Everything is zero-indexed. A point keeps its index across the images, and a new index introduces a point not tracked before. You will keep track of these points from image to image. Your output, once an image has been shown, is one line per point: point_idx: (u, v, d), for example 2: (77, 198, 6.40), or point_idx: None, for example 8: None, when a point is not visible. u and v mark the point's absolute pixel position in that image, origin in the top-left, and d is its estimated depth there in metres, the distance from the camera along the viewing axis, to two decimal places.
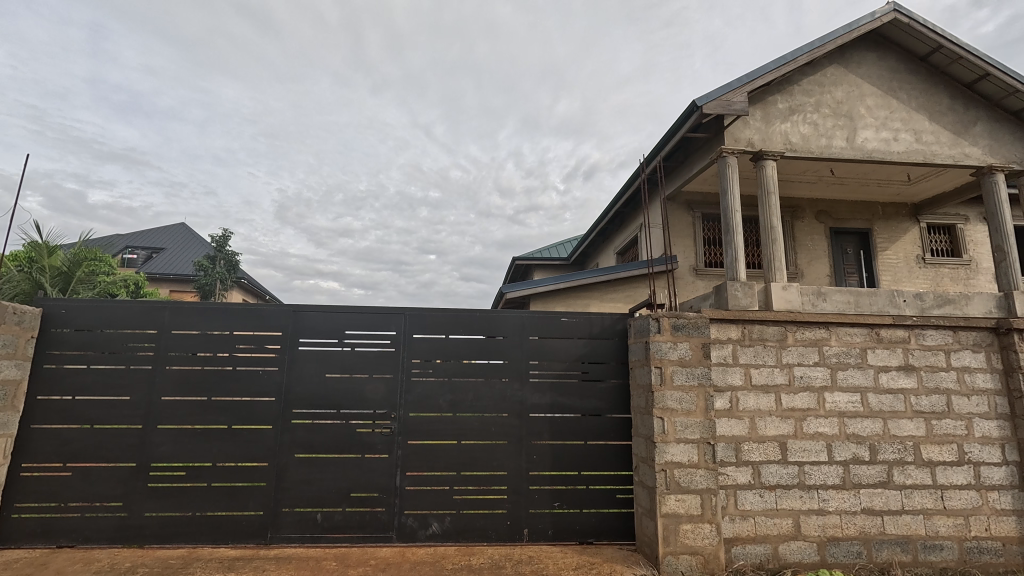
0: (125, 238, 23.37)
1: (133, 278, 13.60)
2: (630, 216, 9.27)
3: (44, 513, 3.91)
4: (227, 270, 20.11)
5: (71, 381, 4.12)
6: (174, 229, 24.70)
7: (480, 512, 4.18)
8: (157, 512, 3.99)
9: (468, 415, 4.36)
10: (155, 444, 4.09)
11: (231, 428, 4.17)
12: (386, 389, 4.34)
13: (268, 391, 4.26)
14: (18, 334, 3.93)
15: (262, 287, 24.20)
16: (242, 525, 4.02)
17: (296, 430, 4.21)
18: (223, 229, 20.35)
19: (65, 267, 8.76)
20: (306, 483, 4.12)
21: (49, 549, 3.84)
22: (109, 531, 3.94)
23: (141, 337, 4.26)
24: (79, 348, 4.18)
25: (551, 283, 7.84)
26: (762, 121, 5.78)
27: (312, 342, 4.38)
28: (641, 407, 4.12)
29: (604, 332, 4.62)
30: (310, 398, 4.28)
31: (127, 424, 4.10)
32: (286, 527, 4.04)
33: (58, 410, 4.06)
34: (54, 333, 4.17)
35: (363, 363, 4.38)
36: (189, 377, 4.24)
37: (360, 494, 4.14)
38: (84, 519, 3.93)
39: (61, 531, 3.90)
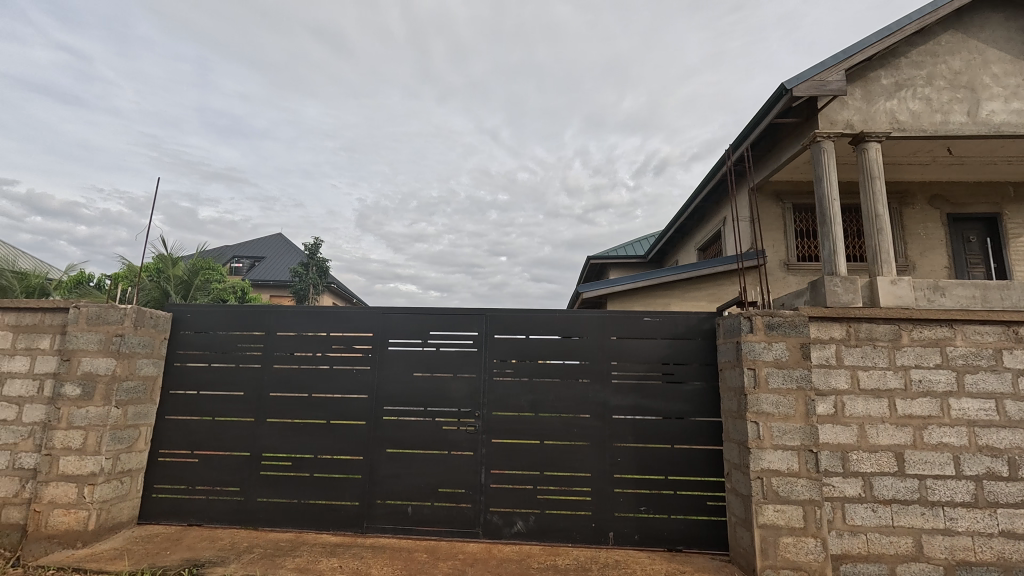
0: (232, 249, 25.93)
1: (241, 285, 15.08)
2: (712, 209, 8.84)
3: (176, 494, 4.42)
4: (318, 276, 21.62)
5: (196, 377, 4.63)
6: (274, 239, 27.08)
7: (563, 513, 4.17)
8: (268, 498, 4.37)
9: (550, 416, 4.36)
10: (265, 436, 4.48)
11: (329, 423, 4.47)
12: (469, 388, 4.45)
13: (361, 389, 4.52)
14: (154, 336, 4.48)
15: (348, 292, 25.84)
16: (340, 513, 4.30)
17: (387, 426, 4.43)
18: (315, 238, 21.94)
19: (185, 277, 10.03)
20: (398, 477, 4.32)
21: (181, 526, 4.34)
22: (228, 513, 4.37)
23: (250, 338, 4.70)
24: (201, 348, 4.69)
25: (627, 282, 7.66)
26: (863, 100, 5.29)
27: (400, 343, 4.59)
28: (732, 410, 3.92)
29: (689, 331, 4.43)
30: (399, 396, 4.48)
31: (242, 417, 4.54)
32: (379, 518, 4.26)
33: (186, 402, 4.58)
34: (182, 335, 4.71)
35: (447, 362, 4.52)
36: (292, 376, 4.59)
37: (447, 490, 4.27)
38: (208, 502, 4.39)
39: (189, 511, 4.38)
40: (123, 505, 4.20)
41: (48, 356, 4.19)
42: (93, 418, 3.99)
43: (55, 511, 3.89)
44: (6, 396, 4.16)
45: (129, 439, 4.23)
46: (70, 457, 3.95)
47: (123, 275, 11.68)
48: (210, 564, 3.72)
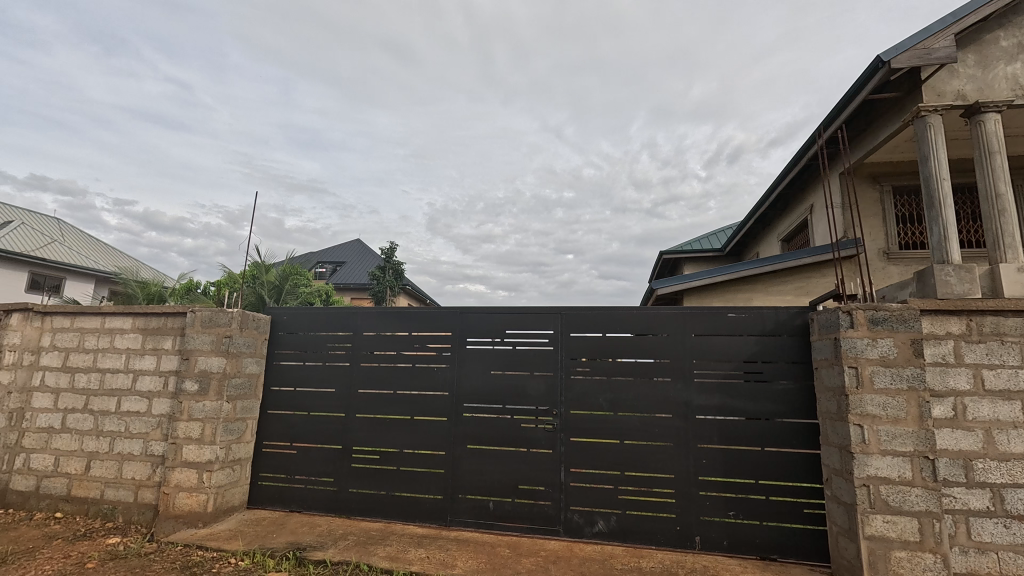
0: (316, 255, 27.70)
1: (325, 289, 16.07)
2: (797, 197, 8.26)
3: (279, 483, 4.80)
4: (394, 278, 22.30)
5: (293, 374, 5.00)
6: (353, 245, 28.61)
7: (646, 514, 4.08)
8: (359, 489, 4.63)
9: (630, 415, 4.28)
10: (355, 430, 4.75)
11: (413, 419, 4.66)
12: (546, 387, 4.47)
13: (442, 387, 4.67)
14: (257, 337, 4.90)
15: (422, 293, 26.79)
16: (426, 506, 4.47)
17: (467, 423, 4.55)
18: (390, 242, 22.93)
19: (277, 282, 10.87)
20: (479, 473, 4.43)
21: (284, 512, 4.71)
22: (324, 502, 4.68)
23: (339, 338, 5.00)
24: (297, 348, 5.06)
25: (705, 277, 7.33)
26: (977, 67, 4.73)
27: (478, 342, 4.69)
28: (832, 412, 3.64)
29: (779, 328, 4.16)
30: (478, 393, 4.59)
31: (334, 412, 4.84)
32: (462, 512, 4.39)
33: (285, 398, 4.96)
34: (280, 335, 5.11)
35: (524, 360, 4.56)
36: (378, 373, 4.84)
37: (527, 487, 4.31)
38: (307, 490, 4.73)
39: (291, 499, 4.74)
40: (235, 491, 4.63)
41: (171, 355, 4.71)
42: (208, 411, 4.42)
43: (180, 493, 4.36)
44: (138, 391, 4.71)
45: (238, 431, 4.65)
46: (191, 446, 4.41)
47: (226, 282, 12.84)
48: (310, 548, 4.01)
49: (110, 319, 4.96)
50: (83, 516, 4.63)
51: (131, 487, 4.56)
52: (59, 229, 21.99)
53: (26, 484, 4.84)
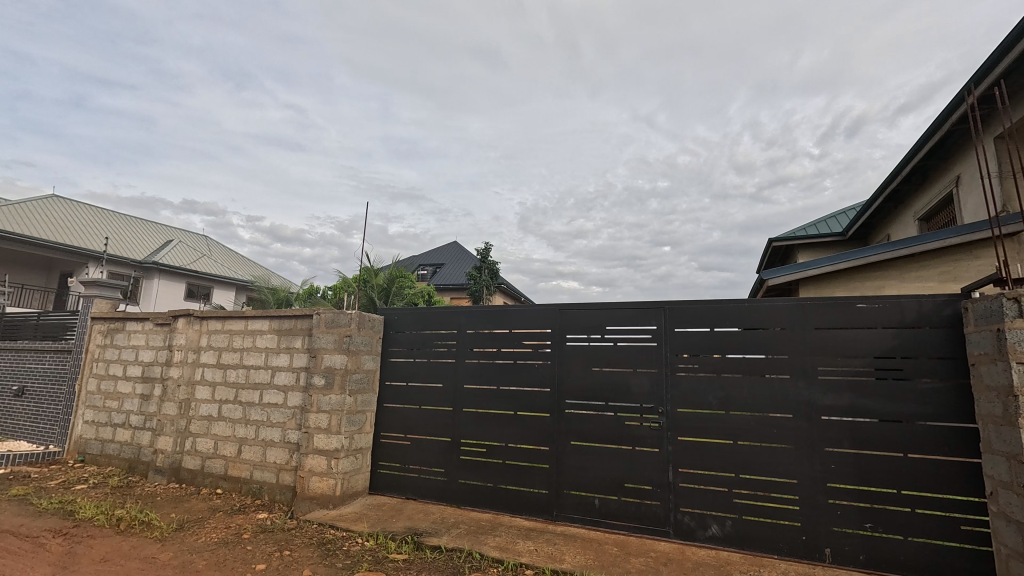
0: (417, 258, 29.29)
1: (427, 290, 16.95)
2: (938, 169, 7.21)
3: (396, 471, 5.17)
4: (490, 278, 23.01)
5: (405, 371, 5.35)
6: (451, 248, 29.85)
7: (766, 521, 3.81)
8: (468, 480, 4.85)
9: (744, 415, 4.02)
10: (462, 424, 4.98)
11: (517, 414, 4.77)
12: (651, 384, 4.34)
13: (544, 383, 4.73)
14: (372, 336, 5.31)
15: (517, 291, 27.26)
16: (532, 500, 4.56)
17: (570, 419, 4.56)
18: (485, 243, 23.58)
19: (384, 284, 11.68)
20: (584, 469, 4.42)
21: (401, 499, 5.06)
22: (437, 491, 4.95)
23: (444, 336, 5.25)
24: (407, 346, 5.40)
25: (824, 265, 6.65)
26: None
27: (578, 338, 4.68)
28: (996, 416, 3.14)
29: (923, 319, 3.66)
30: (580, 389, 4.58)
31: (443, 407, 5.10)
32: (568, 507, 4.42)
33: (399, 392, 5.32)
34: (392, 334, 5.49)
35: (626, 357, 4.47)
36: (482, 370, 5.01)
37: (633, 486, 4.23)
38: (420, 479, 5.04)
39: (406, 486, 5.08)
40: (358, 477, 5.06)
41: (301, 353, 5.26)
42: (334, 403, 4.88)
43: (313, 477, 4.86)
44: (276, 384, 5.33)
45: (359, 422, 5.07)
46: (321, 434, 4.89)
47: (341, 286, 14.03)
48: (427, 534, 4.27)
49: (252, 321, 5.65)
50: (238, 493, 5.34)
51: (273, 470, 5.16)
52: (207, 245, 25.46)
53: (194, 463, 5.69)
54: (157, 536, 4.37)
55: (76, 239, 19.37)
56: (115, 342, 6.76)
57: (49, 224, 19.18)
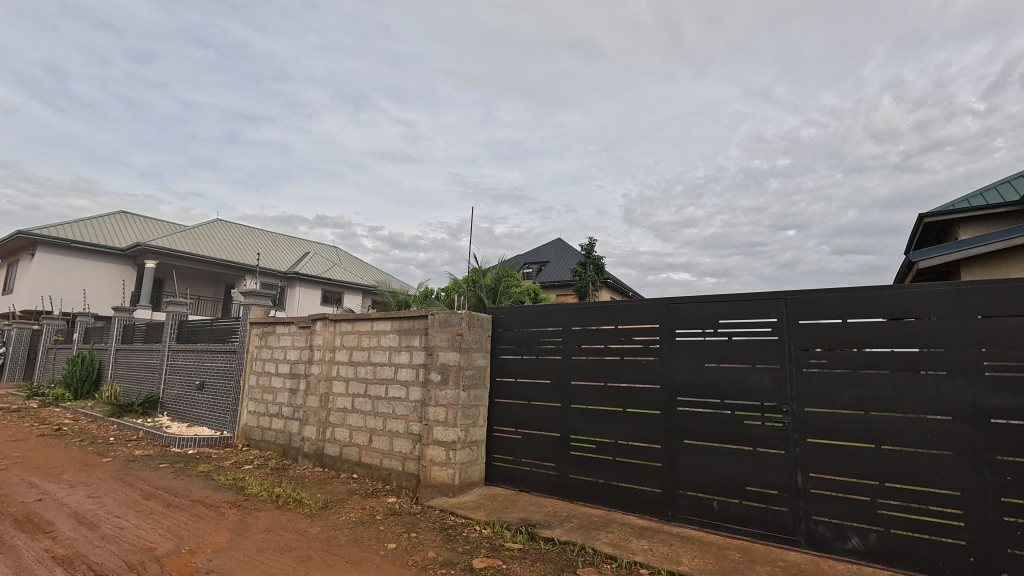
0: (523, 257, 29.85)
1: (533, 288, 17.21)
2: None
3: (509, 464, 5.37)
4: (596, 273, 22.72)
5: (513, 367, 5.53)
6: (555, 245, 29.98)
7: (920, 537, 3.35)
8: (579, 475, 4.88)
9: (887, 416, 3.57)
10: (571, 419, 5.02)
11: (626, 411, 4.71)
12: (772, 380, 4.03)
13: (653, 380, 4.60)
14: (481, 334, 5.56)
15: (623, 286, 26.63)
16: (645, 498, 4.48)
17: (683, 417, 4.39)
18: (589, 239, 23.34)
19: (492, 284, 12.11)
20: (699, 469, 4.23)
21: (515, 491, 5.25)
22: (548, 485, 5.06)
23: (550, 333, 5.34)
24: (514, 343, 5.57)
25: (994, 240, 5.60)
26: None
27: (688, 333, 4.49)
28: None
29: None
30: (692, 386, 4.39)
31: (551, 402, 5.19)
32: (683, 508, 4.26)
33: (509, 388, 5.52)
34: (500, 332, 5.70)
35: (742, 352, 4.20)
36: (588, 366, 5.01)
37: (756, 489, 3.96)
38: (532, 473, 5.18)
39: (520, 479, 5.26)
40: (474, 468, 5.34)
41: (419, 351, 5.68)
42: (450, 398, 5.21)
43: (434, 467, 5.22)
44: (399, 380, 5.81)
45: (473, 416, 5.35)
46: (439, 427, 5.24)
47: (453, 287, 14.79)
48: (540, 525, 4.39)
49: (376, 323, 6.21)
50: (370, 478, 5.92)
51: (400, 459, 5.64)
52: (337, 255, 28.32)
53: (333, 450, 6.40)
54: (307, 512, 5.01)
55: (236, 256, 22.67)
56: (269, 343, 7.84)
57: (216, 245, 22.67)
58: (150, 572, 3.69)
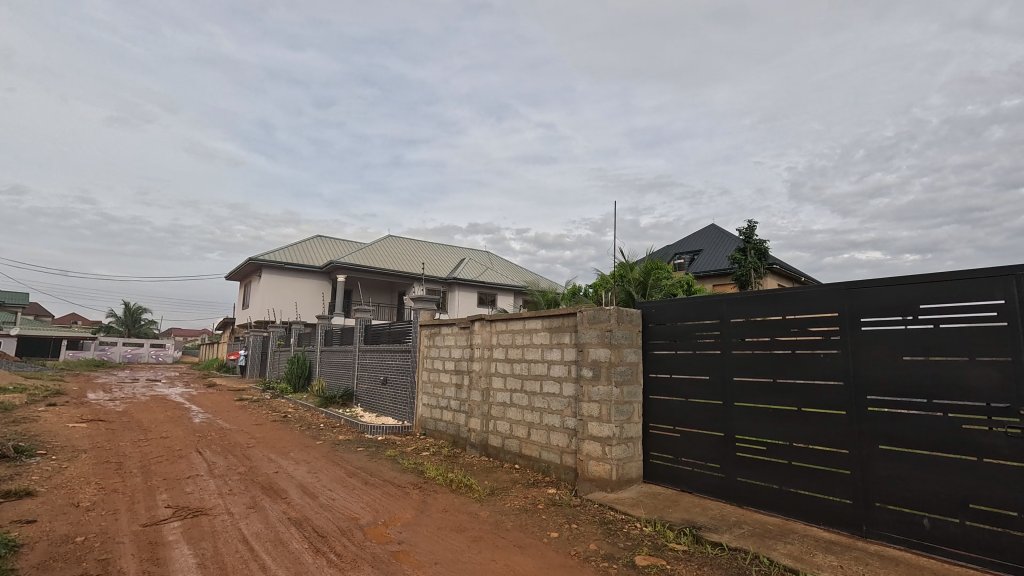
0: (673, 247, 28.36)
1: (686, 279, 16.27)
2: None
3: (669, 462, 5.20)
4: (758, 259, 20.57)
5: (668, 363, 5.34)
6: (708, 232, 27.90)
7: None
8: (748, 479, 4.53)
9: None
10: (735, 418, 4.68)
11: (801, 411, 4.23)
12: (1000, 377, 3.27)
13: (834, 376, 4.06)
14: (632, 329, 5.46)
15: (793, 270, 23.70)
16: (831, 509, 3.98)
17: (876, 419, 3.80)
18: (748, 221, 21.23)
19: (640, 278, 11.74)
20: (901, 480, 3.63)
21: (677, 491, 5.07)
22: (714, 487, 4.78)
23: (706, 327, 5.04)
24: (668, 338, 5.38)
25: None
26: None
27: (877, 322, 3.87)
28: None
29: None
30: (886, 384, 3.77)
31: (711, 400, 4.90)
32: (882, 524, 3.69)
33: (664, 384, 5.34)
34: (651, 327, 5.55)
35: (954, 342, 3.48)
36: (753, 361, 4.62)
37: (984, 508, 3.27)
38: (695, 473, 4.95)
39: (681, 479, 5.06)
40: (632, 465, 5.28)
41: (570, 348, 5.81)
42: (603, 394, 5.23)
43: (591, 461, 5.30)
44: (552, 376, 6.01)
45: (628, 412, 5.28)
46: (594, 422, 5.30)
47: (600, 283, 14.70)
48: (706, 529, 4.17)
49: (528, 322, 6.50)
50: (531, 469, 6.21)
51: (557, 452, 5.83)
52: (489, 259, 30.09)
53: (496, 441, 6.86)
54: (477, 497, 5.47)
55: (404, 267, 25.50)
56: (436, 342, 8.70)
57: (388, 257, 25.78)
58: (356, 537, 4.39)
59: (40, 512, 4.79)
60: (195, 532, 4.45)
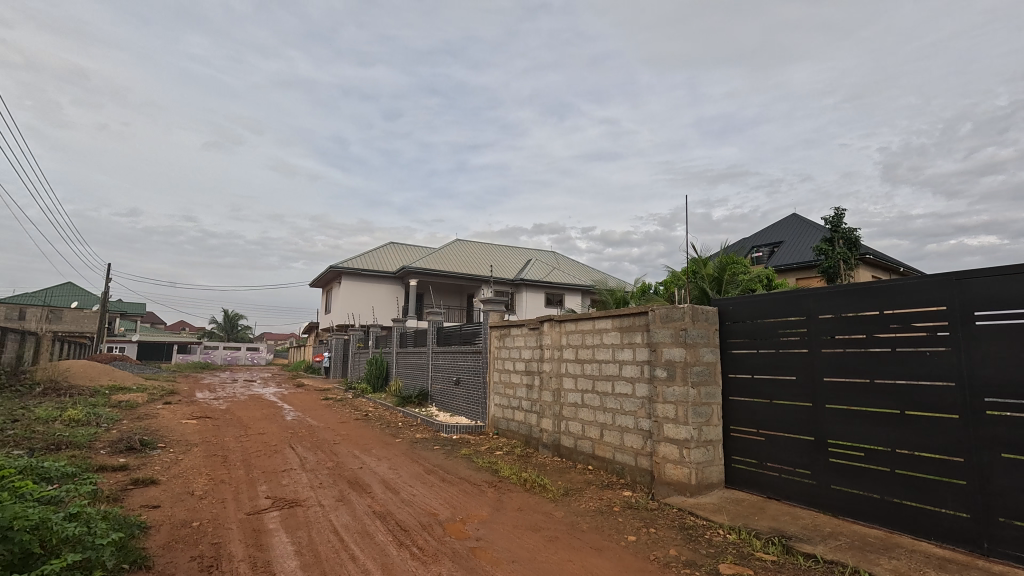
0: (749, 240, 26.85)
1: (765, 273, 15.33)
2: None
3: (753, 467, 4.94)
4: (848, 249, 18.98)
5: (749, 362, 5.08)
6: (789, 222, 26.13)
7: None
8: (844, 487, 4.21)
9: None
10: (827, 422, 4.36)
11: (904, 414, 3.87)
12: None
13: (943, 376, 3.68)
14: (708, 328, 5.24)
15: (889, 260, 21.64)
16: (943, 523, 3.61)
17: (996, 424, 3.39)
18: (835, 208, 19.66)
19: (715, 274, 11.22)
20: None
21: (763, 497, 4.81)
22: (804, 494, 4.48)
23: (791, 324, 4.74)
24: (748, 336, 5.11)
25: None
26: None
27: (994, 316, 3.46)
28: None
29: None
30: (1007, 385, 3.36)
31: (799, 401, 4.60)
32: (1007, 542, 3.30)
33: (745, 385, 5.08)
34: (729, 325, 5.30)
35: None
36: (845, 360, 4.29)
37: None
38: (782, 479, 4.67)
39: (767, 485, 4.79)
40: (713, 469, 5.07)
41: (642, 347, 5.68)
42: (679, 395, 5.08)
43: (668, 464, 5.15)
44: (625, 377, 5.91)
45: (706, 414, 5.07)
46: (670, 424, 5.15)
47: (671, 280, 14.20)
48: (796, 538, 3.93)
49: (598, 321, 6.43)
50: (605, 470, 6.13)
51: (632, 454, 5.72)
52: (555, 259, 30.02)
53: (569, 441, 6.84)
54: (551, 497, 5.49)
55: (472, 269, 26.03)
56: (506, 343, 8.81)
57: (457, 261, 26.44)
58: (436, 532, 4.55)
59: (163, 498, 5.39)
60: (292, 521, 4.81)
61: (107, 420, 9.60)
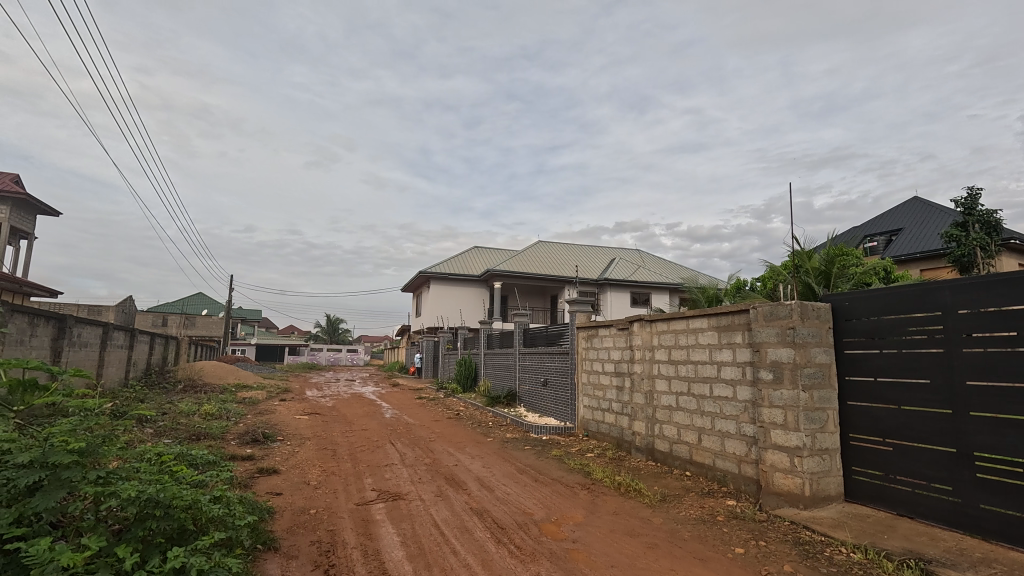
0: (860, 229, 24.33)
1: (882, 264, 13.81)
2: None
3: (880, 480, 4.45)
4: (985, 233, 16.58)
5: (870, 364, 4.58)
6: (909, 206, 23.33)
7: None
8: (997, 507, 3.66)
9: None
10: (972, 432, 3.81)
11: None
12: None
13: None
14: (820, 326, 4.79)
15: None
16: None
17: None
18: (970, 189, 17.21)
19: (822, 267, 10.28)
20: None
21: (893, 514, 4.32)
22: (945, 513, 3.96)
23: (923, 321, 4.20)
24: (868, 335, 4.61)
25: None
26: None
27: None
28: None
29: None
30: None
31: (935, 408, 4.06)
32: None
33: (867, 389, 4.59)
34: (845, 323, 4.81)
35: None
36: (994, 362, 3.72)
37: None
38: (917, 495, 4.15)
39: (898, 501, 4.29)
40: (830, 481, 4.64)
41: (744, 348, 5.34)
42: (788, 398, 4.71)
43: (778, 474, 4.79)
44: (724, 379, 5.59)
45: (821, 420, 4.65)
46: (779, 430, 4.79)
47: (770, 275, 13.24)
48: (937, 563, 3.48)
49: (692, 321, 6.14)
50: (705, 477, 5.83)
51: (734, 460, 5.39)
52: (639, 258, 29.17)
53: (664, 445, 6.59)
54: (648, 503, 5.33)
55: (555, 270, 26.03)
56: (594, 344, 8.70)
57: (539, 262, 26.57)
58: (532, 531, 4.59)
59: (284, 487, 5.94)
60: (396, 513, 5.09)
61: (236, 415, 10.79)
